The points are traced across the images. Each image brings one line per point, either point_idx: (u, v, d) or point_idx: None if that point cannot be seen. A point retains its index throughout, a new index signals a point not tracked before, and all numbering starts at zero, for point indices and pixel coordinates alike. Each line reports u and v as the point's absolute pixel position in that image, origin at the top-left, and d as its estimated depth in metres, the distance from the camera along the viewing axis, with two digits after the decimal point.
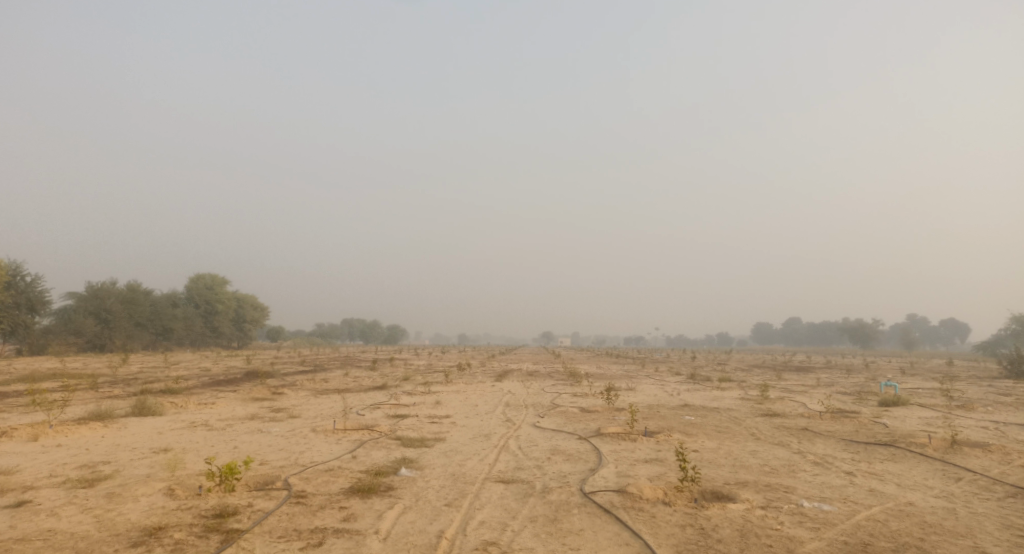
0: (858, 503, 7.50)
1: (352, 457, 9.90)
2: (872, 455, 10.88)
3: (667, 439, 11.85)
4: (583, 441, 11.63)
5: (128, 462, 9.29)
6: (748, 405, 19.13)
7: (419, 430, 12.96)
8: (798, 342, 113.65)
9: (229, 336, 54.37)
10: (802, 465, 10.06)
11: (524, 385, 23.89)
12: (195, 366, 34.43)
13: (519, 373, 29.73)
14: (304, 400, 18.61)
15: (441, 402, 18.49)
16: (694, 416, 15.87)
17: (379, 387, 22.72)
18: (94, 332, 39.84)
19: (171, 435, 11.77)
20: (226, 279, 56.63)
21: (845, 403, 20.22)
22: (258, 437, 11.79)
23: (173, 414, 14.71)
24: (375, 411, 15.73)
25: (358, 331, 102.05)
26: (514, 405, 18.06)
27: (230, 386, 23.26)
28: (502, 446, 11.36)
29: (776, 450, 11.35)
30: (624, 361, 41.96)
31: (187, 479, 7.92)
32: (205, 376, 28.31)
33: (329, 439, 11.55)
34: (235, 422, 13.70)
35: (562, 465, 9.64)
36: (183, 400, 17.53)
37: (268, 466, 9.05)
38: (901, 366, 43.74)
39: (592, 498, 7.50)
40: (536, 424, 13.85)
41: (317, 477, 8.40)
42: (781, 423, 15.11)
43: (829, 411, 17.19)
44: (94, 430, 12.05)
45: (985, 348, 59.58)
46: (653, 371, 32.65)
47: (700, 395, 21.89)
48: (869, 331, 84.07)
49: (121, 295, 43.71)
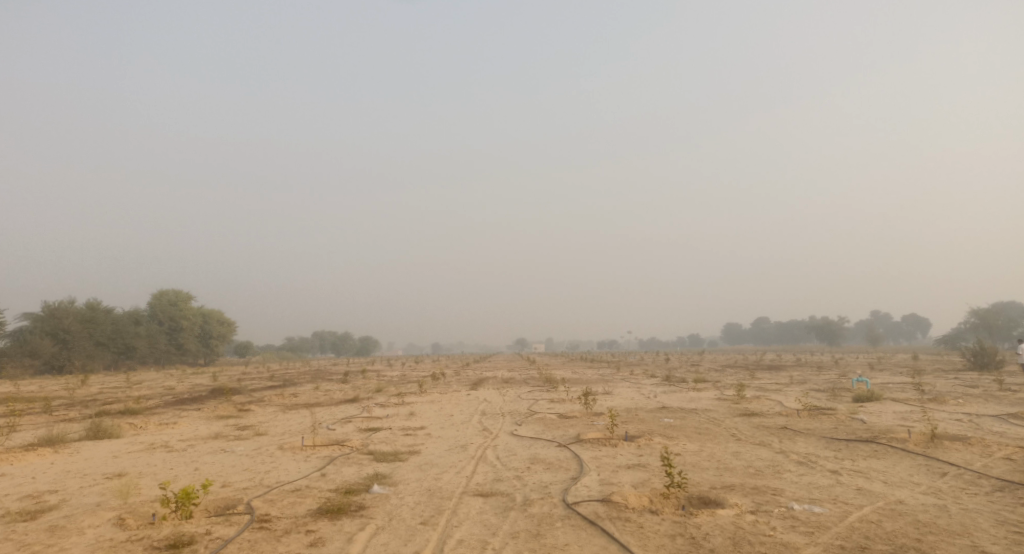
0: (850, 503, 7.29)
1: (321, 475, 9.38)
2: (854, 453, 10.76)
3: (649, 443, 11.57)
4: (563, 449, 11.29)
5: (76, 490, 8.61)
6: (726, 405, 19.04)
7: (392, 443, 12.45)
8: (768, 341, 115.37)
9: (195, 353, 52.82)
10: (786, 465, 9.89)
11: (499, 393, 23.47)
12: (159, 385, 33.15)
13: (495, 381, 29.27)
14: (272, 417, 17.88)
15: (415, 413, 17.96)
16: (674, 419, 15.65)
17: (352, 400, 22.03)
18: (51, 353, 38.17)
19: (126, 459, 11.05)
20: (191, 294, 54.97)
21: (821, 400, 20.30)
22: (221, 457, 11.15)
23: (131, 436, 13.92)
24: (347, 424, 15.18)
25: (329, 343, 100.39)
26: (491, 413, 17.64)
27: (194, 405, 22.32)
28: (479, 456, 10.95)
29: (758, 450, 11.17)
30: (599, 366, 41.71)
31: (139, 507, 7.31)
32: (169, 395, 27.23)
33: (297, 457, 10.99)
34: (197, 442, 12.99)
35: (542, 475, 9.28)
36: (143, 421, 16.69)
37: (230, 488, 8.48)
38: (870, 361, 44.45)
39: (576, 509, 7.14)
40: (514, 432, 13.46)
41: (283, 498, 7.87)
42: (760, 422, 14.99)
43: (806, 409, 17.19)
44: (44, 456, 11.28)
45: (947, 342, 61.15)
46: (629, 374, 32.59)
47: (677, 397, 21.82)
48: (836, 329, 85.72)
49: (79, 313, 42.06)
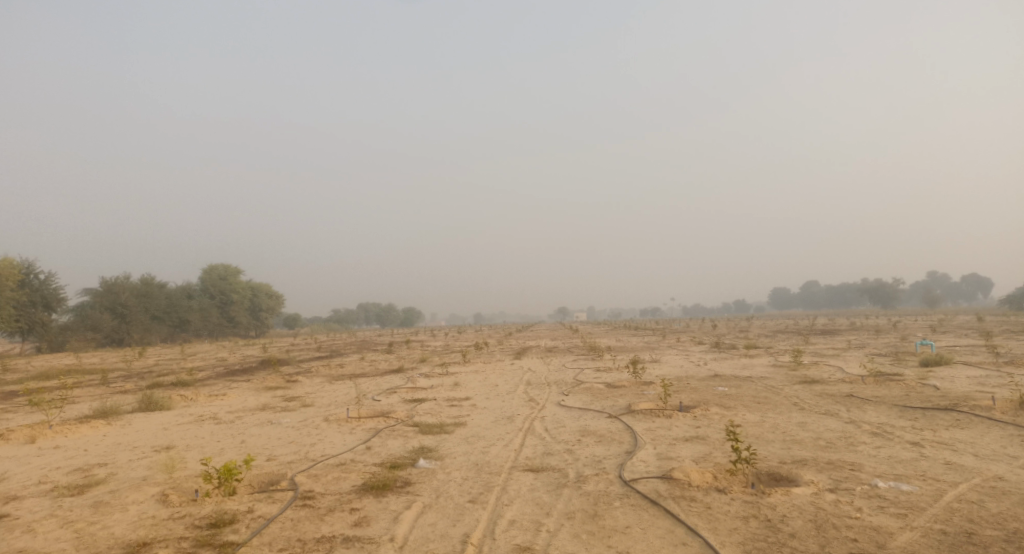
0: (941, 480, 6.55)
1: (366, 448, 9.13)
2: (934, 423, 9.89)
3: (707, 414, 10.92)
4: (615, 420, 10.77)
5: (125, 464, 8.57)
6: (783, 372, 18.16)
7: (437, 415, 12.16)
8: (817, 305, 111.84)
9: (246, 325, 54.22)
10: (860, 436, 9.13)
11: (544, 362, 23.08)
12: (211, 357, 34.05)
13: (538, 349, 28.93)
14: (318, 387, 17.93)
15: (459, 383, 17.73)
16: (728, 387, 14.91)
17: (396, 371, 21.98)
18: (112, 327, 39.67)
19: (175, 432, 11.08)
20: (240, 268, 56.22)
21: (885, 365, 19.16)
22: (267, 429, 11.07)
23: (182, 408, 14.07)
24: (391, 395, 15.01)
25: (374, 314, 102.17)
26: (536, 383, 17.25)
27: (243, 376, 22.67)
28: (527, 428, 10.54)
29: (825, 421, 10.41)
30: (644, 333, 40.89)
31: (183, 482, 7.14)
32: (221, 366, 27.87)
33: (342, 429, 10.81)
34: (244, 414, 12.98)
35: (595, 448, 8.79)
36: (194, 392, 16.92)
37: (275, 462, 8.29)
38: (931, 324, 42.34)
39: (634, 488, 6.63)
40: (562, 403, 13.00)
41: (328, 473, 7.61)
42: (823, 390, 14.13)
43: (871, 375, 16.18)
44: (98, 428, 11.43)
45: (1012, 302, 58.00)
46: (675, 342, 31.79)
47: (729, 364, 20.99)
48: (890, 291, 82.25)
49: (136, 289, 43.44)
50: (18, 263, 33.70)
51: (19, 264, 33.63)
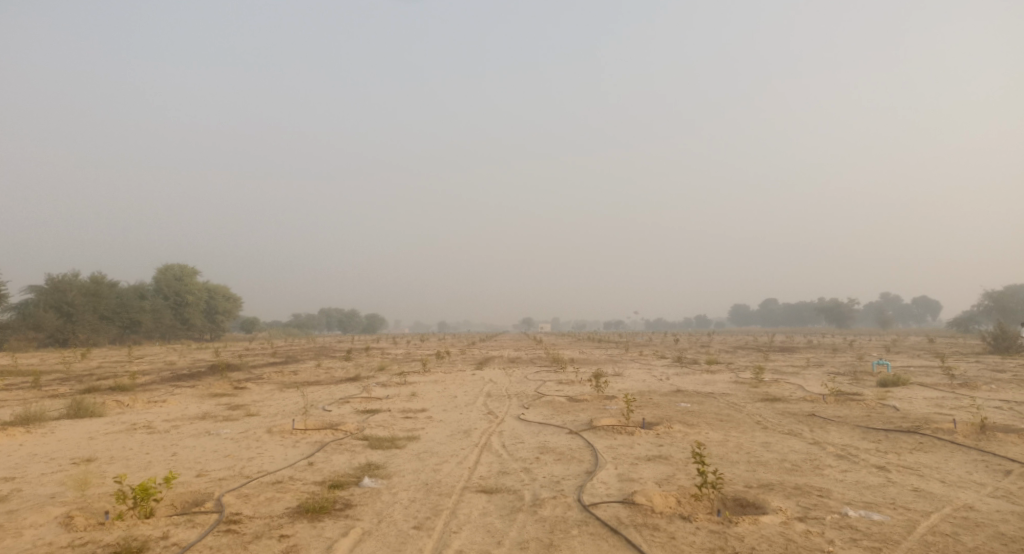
0: (912, 510, 6.27)
1: (308, 464, 8.46)
2: (898, 446, 9.72)
3: (670, 432, 10.57)
4: (575, 437, 10.32)
5: (34, 478, 7.70)
6: (745, 389, 18.00)
7: (390, 427, 11.52)
8: (776, 322, 114.18)
9: (200, 328, 52.26)
10: (825, 458, 8.88)
11: (506, 373, 22.51)
12: (160, 360, 32.55)
13: (501, 360, 28.34)
14: (267, 395, 17.00)
15: (416, 394, 17.03)
16: (691, 404, 14.64)
17: (352, 379, 21.15)
18: (55, 327, 37.63)
19: (101, 442, 10.17)
20: (197, 269, 54.27)
21: (845, 385, 19.20)
22: (204, 441, 10.25)
23: (115, 416, 13.06)
24: (343, 406, 14.27)
25: (336, 321, 100.11)
26: (496, 395, 16.71)
27: (189, 382, 21.49)
28: (484, 444, 9.99)
29: (790, 441, 10.15)
30: (607, 346, 40.70)
31: (93, 502, 6.37)
32: (168, 370, 26.49)
33: (285, 442, 10.09)
34: (182, 423, 12.11)
35: (553, 468, 8.32)
36: (131, 398, 15.81)
37: (204, 479, 7.55)
38: (886, 344, 43.30)
39: (594, 514, 6.17)
40: (522, 417, 12.49)
41: (261, 492, 6.95)
42: (785, 409, 13.93)
43: (832, 394, 16.13)
44: (14, 436, 10.40)
45: (960, 325, 59.87)
46: (637, 355, 31.67)
47: (692, 379, 20.83)
48: (846, 311, 84.35)
49: (83, 287, 41.37)
50: None
51: None
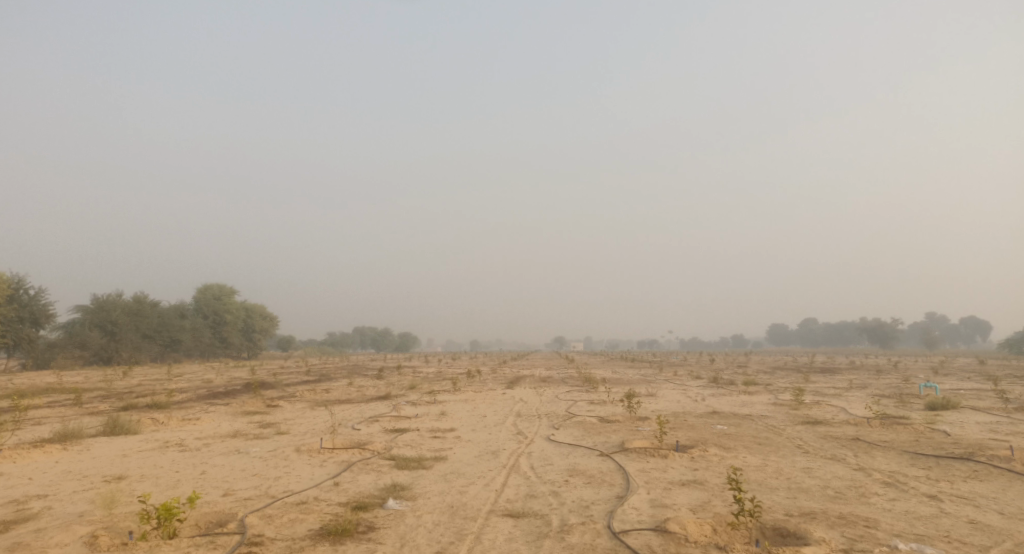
0: (969, 544, 5.82)
1: (334, 484, 8.38)
2: (950, 473, 9.16)
3: (704, 456, 10.19)
4: (606, 459, 10.03)
5: (66, 496, 7.79)
6: (784, 411, 17.36)
7: (418, 447, 11.39)
8: (815, 343, 110.98)
9: (238, 347, 53.29)
10: (871, 486, 8.41)
11: (536, 393, 22.25)
12: (198, 378, 33.14)
13: (532, 380, 28.07)
14: (298, 414, 17.08)
15: (445, 413, 16.93)
16: (728, 426, 14.16)
17: (383, 398, 21.13)
18: (100, 345, 38.78)
19: (134, 459, 10.28)
20: (235, 288, 55.51)
21: (891, 407, 18.39)
22: (232, 459, 10.27)
23: (149, 433, 13.25)
24: (372, 424, 14.23)
25: (370, 339, 101.14)
26: (526, 415, 16.48)
27: (223, 400, 21.76)
28: (512, 466, 9.78)
29: (832, 467, 9.66)
30: (640, 365, 40.04)
31: (119, 521, 6.39)
32: (204, 388, 26.94)
33: (312, 461, 10.04)
34: (213, 441, 12.20)
35: (583, 491, 8.06)
36: (166, 416, 16.06)
37: (230, 499, 7.53)
38: (932, 365, 41.55)
39: (624, 542, 5.90)
40: (551, 437, 12.24)
41: (286, 513, 6.88)
42: (827, 432, 13.35)
43: (877, 417, 15.44)
44: (52, 453, 10.61)
45: (1012, 345, 57.24)
46: (671, 376, 30.98)
47: (727, 400, 20.24)
48: (889, 331, 81.48)
49: (127, 307, 42.62)
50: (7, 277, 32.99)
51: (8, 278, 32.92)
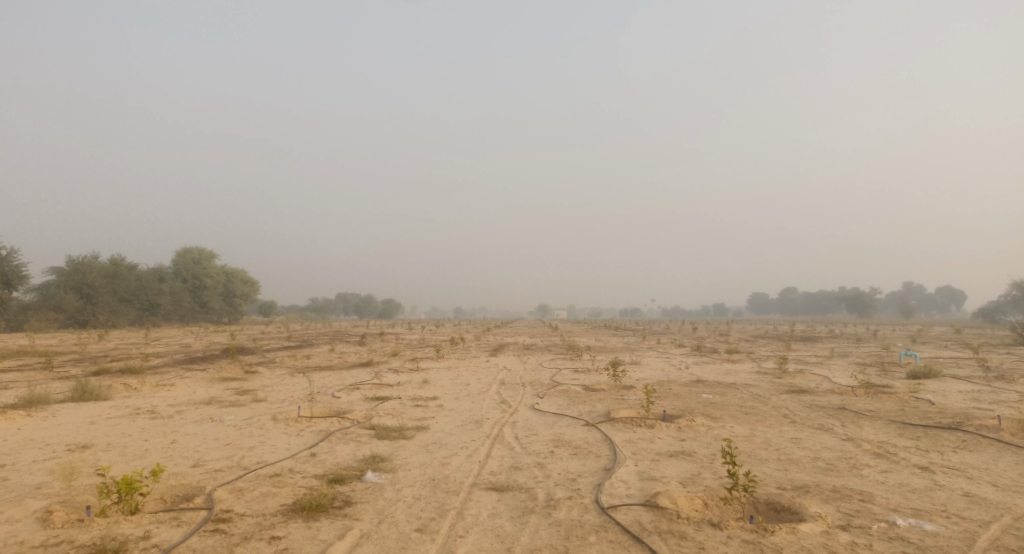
0: (969, 519, 5.63)
1: (310, 455, 8.04)
2: (940, 444, 9.03)
3: (692, 426, 9.99)
4: (592, 429, 9.78)
5: (24, 466, 7.34)
6: (768, 380, 17.31)
7: (399, 416, 11.06)
8: (795, 311, 112.65)
9: (218, 312, 52.49)
10: (861, 457, 8.25)
11: (520, 360, 22.06)
12: (176, 343, 32.51)
13: (516, 347, 27.89)
14: (276, 381, 16.68)
15: (428, 380, 16.63)
16: (714, 395, 14.04)
17: (364, 364, 20.77)
18: (76, 308, 37.83)
19: (101, 427, 9.83)
20: (215, 252, 54.40)
21: (874, 377, 18.42)
22: (205, 428, 9.85)
23: (121, 399, 12.77)
24: (353, 392, 13.88)
25: (353, 305, 100.51)
26: (510, 383, 16.23)
27: (201, 365, 21.27)
28: (496, 436, 9.49)
29: (821, 437, 9.52)
30: (625, 333, 40.10)
31: (76, 495, 5.98)
32: (182, 353, 26.36)
33: (288, 430, 9.67)
34: (187, 408, 11.77)
35: (570, 463, 7.80)
36: (140, 381, 15.55)
37: (199, 471, 7.14)
38: (910, 334, 42.24)
39: (613, 518, 5.64)
40: (536, 406, 11.99)
41: (258, 486, 6.52)
42: (812, 401, 13.27)
43: (862, 386, 15.42)
44: (14, 421, 10.10)
45: (985, 315, 58.32)
46: (655, 343, 31.02)
47: (712, 369, 20.20)
48: (867, 300, 82.57)
49: (103, 269, 41.52)
50: None
51: None
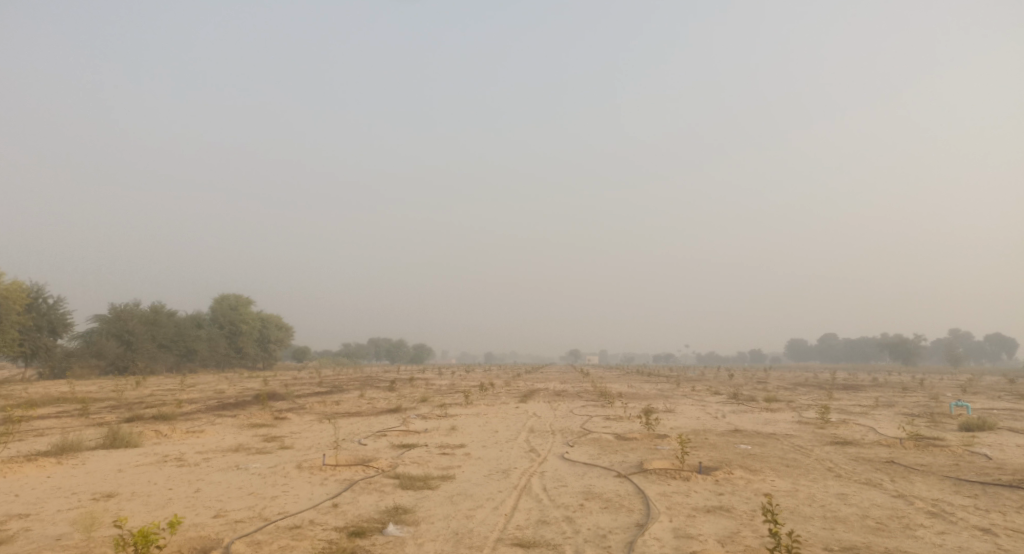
0: None
1: (332, 506, 7.86)
2: (1001, 503, 8.38)
3: (729, 479, 9.52)
4: (624, 481, 9.39)
5: (49, 515, 7.33)
6: (810, 430, 16.55)
7: (425, 465, 10.82)
8: (835, 358, 108.93)
9: (253, 357, 53.19)
10: (915, 516, 7.69)
11: (550, 407, 21.63)
12: (210, 388, 32.89)
13: (546, 393, 27.41)
14: (304, 427, 16.60)
15: (456, 427, 16.37)
16: (752, 446, 13.44)
17: (392, 410, 20.62)
18: (116, 354, 38.75)
19: (128, 475, 9.83)
20: (251, 299, 55.53)
21: (923, 428, 17.47)
22: (230, 476, 9.76)
23: (150, 446, 12.82)
24: (379, 439, 13.71)
25: (384, 350, 101.01)
26: (539, 430, 15.85)
27: (232, 411, 21.38)
28: (523, 487, 9.18)
29: (869, 493, 8.94)
30: (658, 380, 39.16)
31: (95, 547, 5.91)
32: (214, 399, 26.60)
33: (312, 479, 9.52)
34: (214, 456, 11.73)
35: (600, 518, 7.43)
36: (171, 428, 15.63)
37: (219, 521, 7.03)
38: (961, 383, 40.31)
39: None
40: (565, 456, 11.62)
41: (277, 539, 6.35)
42: (858, 453, 12.58)
43: (911, 438, 14.60)
44: (44, 468, 10.18)
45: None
46: (690, 390, 30.16)
47: (749, 417, 19.44)
48: (912, 347, 79.38)
49: (144, 316, 42.66)
50: (26, 286, 33.13)
51: (26, 286, 33.06)
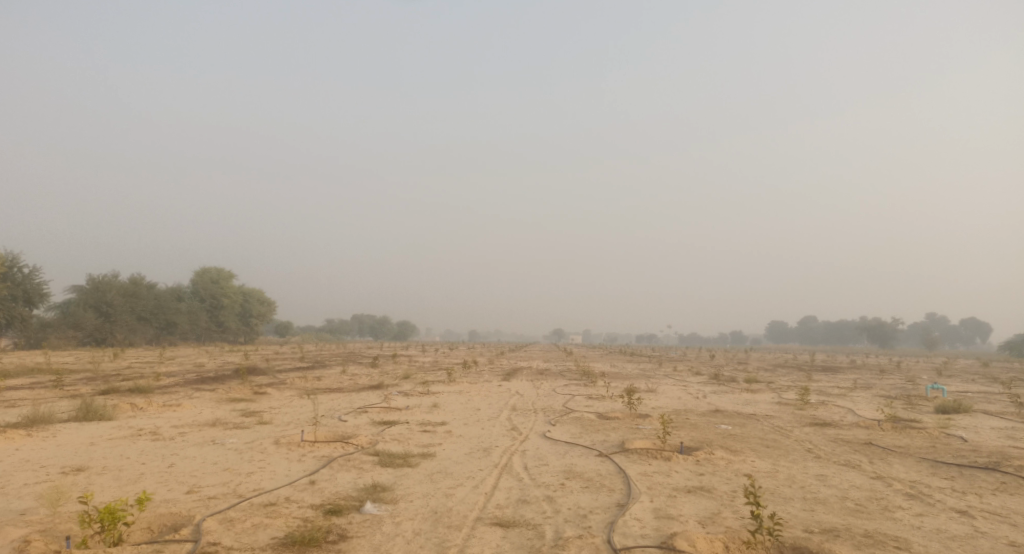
0: None
1: (309, 483, 7.71)
2: (977, 486, 8.46)
3: (710, 459, 9.51)
4: (605, 460, 9.35)
5: (14, 489, 7.11)
6: (789, 411, 16.68)
7: (405, 442, 10.70)
8: (814, 341, 110.59)
9: (234, 331, 52.66)
10: (893, 498, 7.72)
11: (533, 385, 21.60)
12: (190, 362, 32.47)
13: (529, 371, 27.42)
14: (284, 402, 16.39)
15: (438, 405, 16.25)
16: (732, 426, 13.49)
17: (374, 387, 20.44)
18: (94, 326, 38.07)
19: (99, 449, 9.59)
20: (233, 273, 54.78)
21: (900, 410, 17.69)
22: (205, 452, 9.57)
23: (125, 419, 12.56)
24: (360, 416, 13.55)
25: (368, 327, 100.67)
26: (521, 409, 15.80)
27: (211, 385, 21.09)
28: (504, 466, 9.08)
29: (848, 475, 8.98)
30: (641, 360, 39.39)
31: (59, 523, 5.71)
32: (193, 373, 26.24)
33: (290, 455, 9.36)
34: (190, 430, 11.52)
35: (581, 498, 7.36)
36: (147, 401, 15.35)
37: (192, 498, 6.85)
38: (936, 366, 41.03)
39: None
40: (547, 434, 11.56)
41: (250, 516, 6.19)
42: (837, 435, 12.67)
43: (888, 420, 14.76)
44: (13, 441, 9.90)
45: (1013, 349, 56.60)
46: (672, 371, 30.32)
47: (730, 398, 19.56)
48: (889, 330, 80.73)
49: (123, 288, 41.91)
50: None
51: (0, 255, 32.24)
